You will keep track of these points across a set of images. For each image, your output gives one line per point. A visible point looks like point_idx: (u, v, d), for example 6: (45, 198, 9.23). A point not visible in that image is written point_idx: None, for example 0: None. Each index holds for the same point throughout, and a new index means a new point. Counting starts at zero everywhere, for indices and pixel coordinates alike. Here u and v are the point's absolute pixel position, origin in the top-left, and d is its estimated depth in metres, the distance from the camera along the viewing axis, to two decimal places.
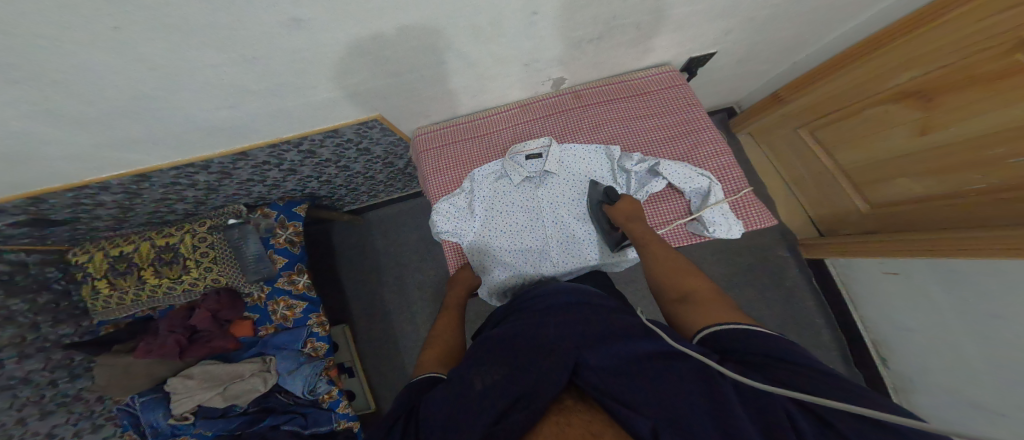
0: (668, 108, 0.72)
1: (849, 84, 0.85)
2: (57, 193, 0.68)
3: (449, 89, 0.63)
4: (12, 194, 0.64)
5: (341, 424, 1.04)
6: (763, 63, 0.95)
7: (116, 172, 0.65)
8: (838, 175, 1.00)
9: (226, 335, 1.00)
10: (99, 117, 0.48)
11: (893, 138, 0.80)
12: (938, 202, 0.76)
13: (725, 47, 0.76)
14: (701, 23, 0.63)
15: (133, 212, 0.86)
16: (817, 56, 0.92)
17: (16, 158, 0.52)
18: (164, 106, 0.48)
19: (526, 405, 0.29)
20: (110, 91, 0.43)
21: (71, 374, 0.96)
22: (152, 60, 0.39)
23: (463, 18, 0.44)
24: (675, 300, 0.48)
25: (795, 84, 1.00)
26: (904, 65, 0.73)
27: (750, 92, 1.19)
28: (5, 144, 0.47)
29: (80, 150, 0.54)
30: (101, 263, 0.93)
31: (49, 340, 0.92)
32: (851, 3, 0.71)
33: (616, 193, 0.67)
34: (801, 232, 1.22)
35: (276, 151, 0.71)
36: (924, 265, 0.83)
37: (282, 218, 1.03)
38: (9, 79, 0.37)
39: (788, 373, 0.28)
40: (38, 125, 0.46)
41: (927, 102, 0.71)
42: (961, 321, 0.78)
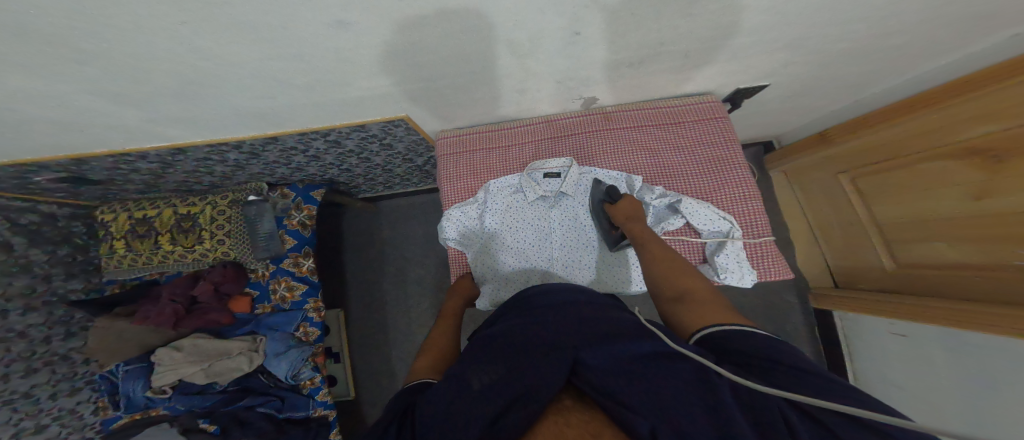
0: (701, 142, 0.70)
1: (912, 131, 0.79)
2: (98, 157, 0.70)
3: (482, 96, 0.63)
4: (60, 155, 0.67)
5: (318, 411, 1.04)
6: (820, 100, 0.91)
7: (156, 144, 0.67)
8: (871, 230, 0.95)
9: (222, 309, 1.01)
10: (152, 98, 0.50)
11: (943, 198, 0.75)
12: (976, 272, 0.72)
13: (777, 80, 0.73)
14: (754, 56, 0.61)
15: (164, 179, 0.89)
16: (886, 96, 0.86)
17: (69, 129, 0.56)
18: (211, 93, 0.50)
19: (524, 404, 0.27)
20: (165, 77, 0.45)
21: (68, 331, 1.00)
22: (208, 51, 0.40)
23: (505, 32, 0.44)
24: (672, 300, 0.47)
25: (850, 126, 0.94)
26: (970, 121, 0.67)
27: (795, 129, 1.15)
28: (63, 112, 0.50)
29: (127, 125, 0.58)
30: (123, 224, 0.97)
31: (56, 295, 0.97)
32: (909, 54, 0.68)
33: (618, 191, 0.66)
34: (816, 280, 1.18)
35: (305, 139, 0.73)
36: (936, 334, 0.80)
37: (299, 200, 1.04)
38: (83, 60, 0.39)
39: (787, 375, 0.28)
40: (93, 102, 0.49)
41: (987, 165, 0.65)
42: (961, 392, 0.74)
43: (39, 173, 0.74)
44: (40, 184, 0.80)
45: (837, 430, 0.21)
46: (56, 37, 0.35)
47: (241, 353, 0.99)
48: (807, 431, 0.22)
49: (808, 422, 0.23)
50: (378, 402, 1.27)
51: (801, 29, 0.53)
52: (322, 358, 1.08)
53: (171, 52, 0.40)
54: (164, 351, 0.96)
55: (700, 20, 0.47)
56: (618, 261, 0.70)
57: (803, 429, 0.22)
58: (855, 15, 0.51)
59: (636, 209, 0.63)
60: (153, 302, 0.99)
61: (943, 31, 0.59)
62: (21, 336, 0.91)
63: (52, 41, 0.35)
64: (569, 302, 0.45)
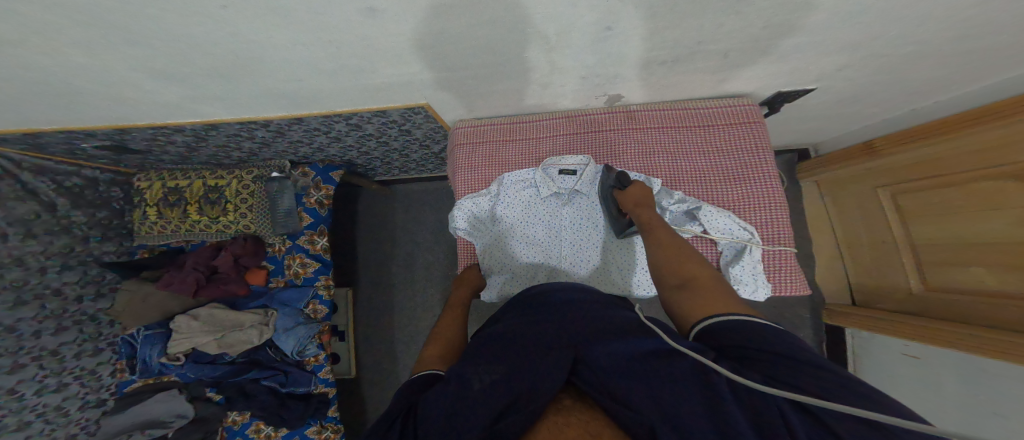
0: (728, 148, 0.68)
1: (969, 148, 0.73)
2: (139, 129, 0.73)
3: (506, 88, 0.63)
4: (105, 125, 0.70)
5: (319, 387, 1.09)
6: (863, 109, 0.86)
7: (191, 120, 0.70)
8: (904, 249, 0.91)
9: (239, 281, 1.05)
10: (190, 77, 0.52)
11: (991, 222, 0.70)
12: (1008, 301, 0.68)
13: (826, 84, 0.69)
14: (797, 60, 0.57)
15: (196, 152, 0.93)
16: (940, 108, 0.80)
17: (113, 102, 0.59)
18: (244, 75, 0.52)
19: (523, 407, 0.29)
20: (204, 59, 0.47)
21: (98, 291, 1.06)
22: (246, 34, 0.41)
23: (533, 24, 0.43)
24: (675, 287, 0.47)
25: (895, 136, 0.88)
26: None
27: (839, 135, 1.09)
28: (110, 86, 0.53)
29: (166, 102, 0.60)
30: (156, 192, 1.02)
31: (91, 255, 1.04)
32: (968, 66, 0.63)
33: (629, 178, 0.64)
34: (834, 297, 1.15)
35: (328, 121, 0.74)
36: (950, 364, 0.78)
37: (318, 179, 1.07)
38: (132, 40, 0.41)
39: (786, 367, 0.27)
40: (135, 78, 0.51)
41: None
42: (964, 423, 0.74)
43: (84, 140, 0.78)
44: (85, 150, 0.86)
45: (841, 431, 0.21)
46: (103, 14, 0.36)
47: (253, 327, 1.03)
48: (806, 430, 0.22)
49: (806, 419, 0.23)
50: (380, 381, 1.33)
51: (856, 32, 0.49)
52: (328, 336, 1.12)
53: (210, 34, 0.41)
54: (182, 319, 1.01)
55: (748, 18, 0.45)
56: (626, 266, 0.69)
57: (799, 424, 0.22)
58: (919, 20, 0.47)
59: (646, 196, 0.61)
60: (178, 268, 1.05)
61: (1012, 41, 0.54)
62: (56, 294, 0.98)
63: (103, 18, 0.37)
64: (569, 301, 0.45)
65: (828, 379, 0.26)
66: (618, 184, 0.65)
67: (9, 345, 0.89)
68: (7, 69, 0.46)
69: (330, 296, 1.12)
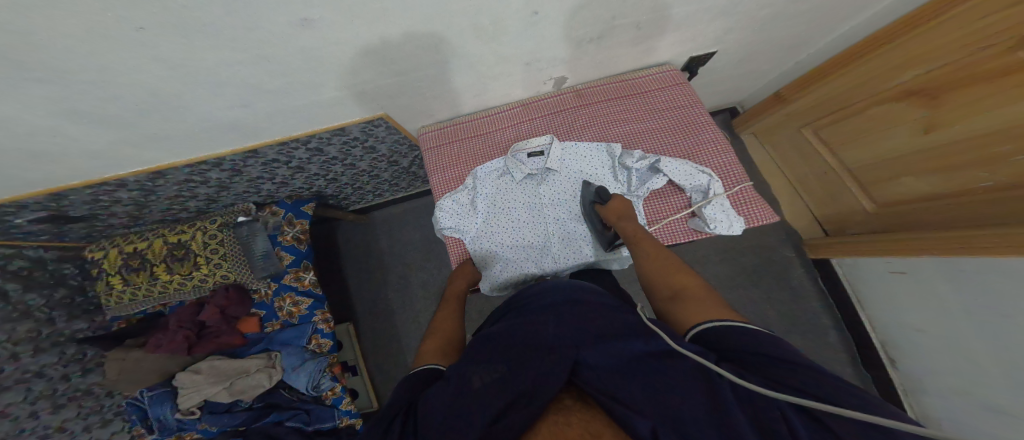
0: (670, 106, 0.72)
1: (855, 83, 0.84)
2: (76, 190, 0.70)
3: (451, 89, 0.64)
4: (37, 190, 0.67)
5: (344, 420, 1.04)
6: (767, 63, 0.94)
7: (134, 169, 0.67)
8: (844, 176, 0.99)
9: (232, 331, 1.02)
10: (127, 115, 0.50)
11: (897, 137, 0.79)
12: (946, 202, 0.75)
13: (725, 46, 0.75)
14: (701, 22, 0.62)
15: (149, 209, 0.88)
16: (822, 54, 0.91)
17: (46, 156, 0.56)
18: (181, 105, 0.50)
19: (527, 403, 0.29)
20: (133, 89, 0.45)
21: (83, 368, 1.00)
22: (175, 59, 0.40)
23: (466, 18, 0.45)
24: (668, 298, 0.48)
25: (801, 83, 0.98)
26: (909, 63, 0.72)
27: (753, 93, 1.19)
28: (36, 139, 0.50)
29: (100, 148, 0.57)
30: (115, 260, 0.95)
31: (62, 336, 0.96)
32: (846, 5, 0.71)
33: (607, 191, 0.68)
34: (807, 233, 1.21)
35: (286, 149, 0.73)
36: (932, 265, 0.82)
37: (290, 215, 1.04)
38: (42, 77, 0.39)
39: (779, 371, 0.28)
40: (58, 125, 0.48)
41: (933, 99, 0.69)
42: (973, 326, 0.76)
43: (19, 213, 0.73)
44: (23, 227, 0.79)
45: (840, 432, 0.22)
46: (8, 52, 0.34)
47: (260, 371, 0.98)
48: (807, 430, 0.23)
49: (806, 419, 0.24)
50: None
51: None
52: (339, 367, 1.08)
53: (140, 65, 0.40)
54: (184, 375, 0.96)
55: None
56: None
57: (799, 424, 0.23)
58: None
59: (629, 209, 0.64)
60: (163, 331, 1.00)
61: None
62: (40, 376, 0.90)
63: (14, 59, 0.35)
64: (553, 304, 0.44)
65: (829, 382, 0.26)
66: (597, 198, 0.69)
67: (9, 429, 0.84)
68: None
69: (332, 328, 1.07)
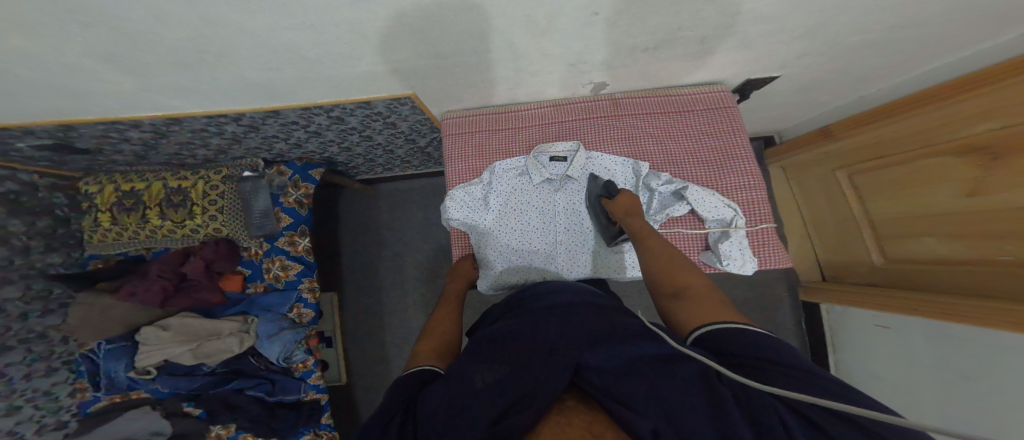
0: (710, 131, 0.70)
1: (905, 132, 0.81)
2: (87, 124, 0.67)
3: (490, 77, 0.62)
4: (46, 121, 0.64)
5: (309, 395, 1.04)
6: (825, 95, 0.91)
7: (150, 114, 0.64)
8: (864, 225, 0.97)
9: (212, 288, 0.99)
10: (158, 66, 0.48)
11: (936, 196, 0.77)
12: (960, 267, 0.75)
13: (790, 71, 0.72)
14: (773, 44, 0.59)
15: (157, 151, 0.85)
16: (890, 93, 0.86)
17: (69, 95, 0.54)
18: (214, 63, 0.48)
19: (526, 406, 0.27)
20: (169, 43, 0.43)
21: (46, 308, 0.97)
22: (218, 18, 0.38)
23: (520, 10, 0.42)
24: (669, 295, 0.48)
25: (850, 122, 0.93)
26: (967, 120, 0.68)
27: (799, 123, 1.16)
28: (60, 77, 0.48)
29: (127, 94, 0.56)
30: (109, 197, 0.93)
31: (35, 268, 0.94)
32: (920, 50, 0.67)
33: (616, 187, 0.67)
34: (807, 275, 1.22)
35: (308, 114, 0.70)
36: (918, 327, 0.83)
37: (296, 178, 1.02)
38: (88, 25, 0.38)
39: (785, 378, 0.28)
40: (86, 66, 0.46)
41: (991, 161, 0.65)
42: (938, 377, 0.77)
43: (24, 139, 0.71)
44: (25, 151, 0.77)
45: (832, 431, 0.22)
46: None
47: (231, 335, 0.97)
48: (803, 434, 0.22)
49: (805, 426, 0.23)
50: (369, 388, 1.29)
51: (843, 9, 0.50)
52: (316, 341, 1.08)
53: (181, 19, 0.38)
54: (150, 331, 0.95)
55: (722, 6, 0.46)
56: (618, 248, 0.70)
57: (799, 430, 0.23)
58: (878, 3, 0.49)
59: (635, 205, 0.63)
60: (141, 277, 0.97)
61: (967, 24, 0.57)
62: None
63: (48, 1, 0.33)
64: (557, 305, 0.44)
65: (827, 387, 0.26)
66: (604, 192, 0.69)
67: None
68: None
69: (316, 299, 1.07)
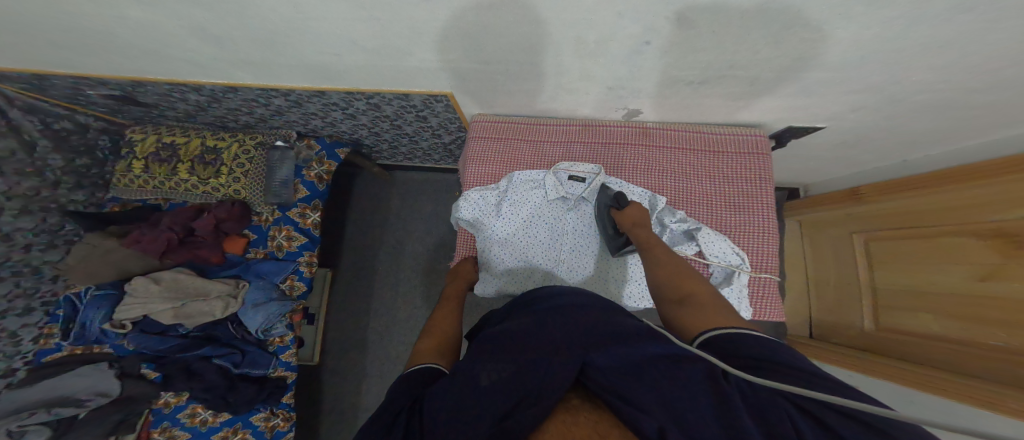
0: (736, 176, 0.71)
1: (934, 206, 0.80)
2: (157, 83, 0.72)
3: (537, 88, 0.63)
4: (120, 75, 0.70)
5: (277, 371, 1.04)
6: (867, 152, 0.90)
7: (213, 80, 0.69)
8: (865, 290, 0.97)
9: (214, 247, 1.01)
10: (233, 37, 0.52)
11: (946, 274, 0.76)
12: (946, 345, 0.74)
13: (838, 124, 0.72)
14: (826, 94, 0.60)
15: (205, 111, 0.89)
16: (936, 161, 0.84)
17: (145, 52, 0.60)
18: (283, 42, 0.52)
19: (533, 403, 0.28)
20: (250, 18, 0.47)
21: (51, 242, 0.98)
22: (302, 2, 0.42)
23: (576, 30, 0.45)
24: (674, 302, 0.49)
25: (881, 187, 0.93)
26: (998, 206, 0.66)
27: (830, 179, 1.16)
28: (142, 34, 0.53)
29: (198, 61, 0.61)
30: (149, 146, 0.98)
31: (56, 203, 0.98)
32: (962, 125, 0.68)
33: (626, 200, 0.68)
34: (796, 329, 1.21)
35: (349, 98, 0.73)
36: (887, 392, 0.83)
37: (323, 154, 1.06)
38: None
39: (793, 380, 0.29)
40: (179, 35, 0.53)
41: (1007, 249, 0.64)
42: None
43: (94, 87, 0.77)
44: (90, 97, 0.83)
45: (840, 430, 0.23)
46: None
47: (219, 298, 0.98)
48: (812, 431, 0.23)
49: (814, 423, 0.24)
50: (343, 371, 1.30)
51: (896, 69, 0.50)
52: (298, 317, 1.10)
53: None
54: (140, 282, 0.95)
55: (783, 49, 0.47)
56: (619, 276, 0.72)
57: (806, 427, 0.23)
58: (937, 67, 0.49)
59: (644, 217, 0.64)
60: (151, 226, 1.00)
61: (1009, 103, 0.58)
62: (4, 239, 0.91)
63: None
64: (561, 306, 0.44)
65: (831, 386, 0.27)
66: (614, 202, 0.69)
67: None
68: (59, 2, 0.47)
69: (311, 274, 1.09)
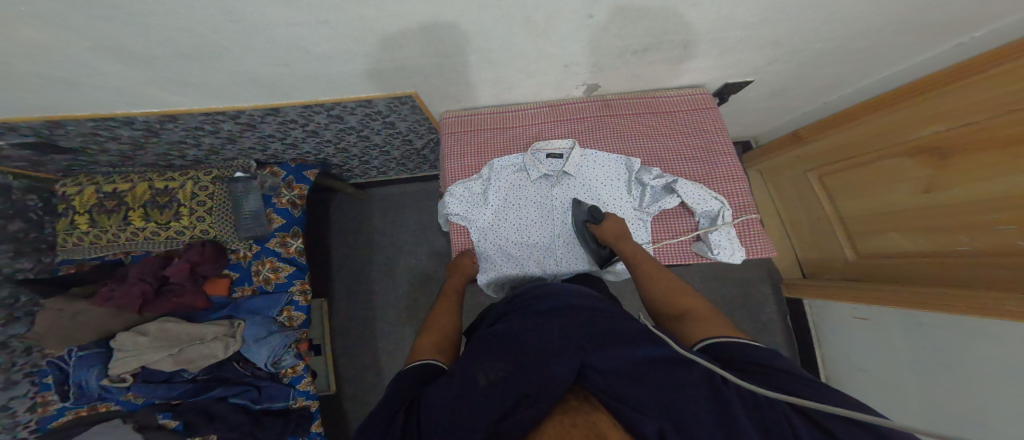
0: (696, 129, 0.74)
1: (863, 134, 0.86)
2: (78, 121, 0.65)
3: (469, 81, 0.63)
4: (34, 116, 0.62)
5: (297, 402, 1.00)
6: (794, 100, 0.96)
7: (148, 110, 0.64)
8: (835, 225, 1.03)
9: (197, 292, 0.94)
10: (162, 57, 0.48)
11: (895, 193, 0.83)
12: (924, 258, 0.81)
13: (761, 77, 0.76)
14: (748, 50, 0.63)
15: (145, 150, 0.83)
16: (848, 99, 0.91)
17: (62, 87, 0.54)
18: (224, 56, 0.49)
19: (532, 404, 0.27)
20: (178, 33, 0.43)
21: (10, 316, 0.88)
22: (238, 12, 0.39)
23: (523, 11, 0.44)
24: (672, 317, 0.48)
25: (816, 126, 0.98)
26: (922, 122, 0.73)
27: (770, 129, 1.22)
28: (60, 66, 0.48)
29: (128, 87, 0.56)
30: (88, 198, 0.89)
31: (2, 274, 0.87)
32: (881, 58, 0.74)
33: (601, 211, 0.67)
34: (788, 272, 1.27)
35: (308, 112, 0.70)
36: (894, 321, 0.88)
37: (290, 179, 1.00)
38: (103, 15, 0.39)
39: (788, 381, 0.30)
40: (94, 58, 0.47)
41: (941, 160, 0.71)
42: (913, 365, 0.83)
43: (5, 136, 0.68)
44: (5, 149, 0.74)
45: (835, 429, 0.24)
46: None
47: (217, 339, 0.92)
48: (807, 431, 0.24)
49: (809, 425, 0.25)
50: (360, 395, 1.26)
51: (825, 12, 0.53)
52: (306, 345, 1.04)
53: (194, 13, 0.39)
54: (127, 336, 0.88)
55: (705, 10, 0.49)
56: None
57: (802, 428, 0.25)
58: (859, 5, 0.52)
59: (624, 228, 0.65)
60: (119, 281, 0.91)
61: (916, 35, 0.64)
62: None
63: None
64: (554, 308, 0.44)
65: (814, 387, 0.29)
66: (590, 217, 0.69)
67: None
68: None
69: (307, 302, 1.03)
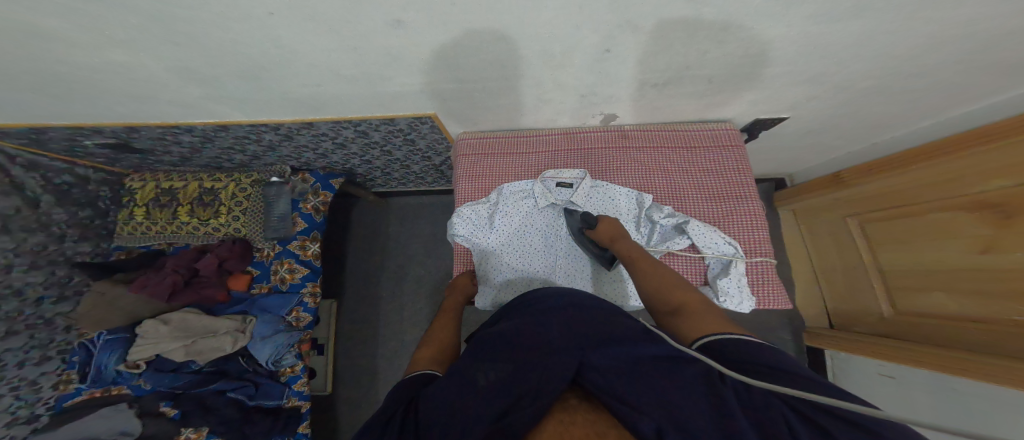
0: (716, 168, 0.73)
1: (918, 182, 0.80)
2: (149, 127, 0.75)
3: (516, 102, 0.66)
4: (115, 122, 0.72)
5: (291, 401, 1.02)
6: (837, 139, 0.92)
7: (203, 120, 0.72)
8: (872, 275, 0.95)
9: (219, 285, 1.01)
10: (217, 76, 0.55)
11: (946, 251, 0.75)
12: (970, 324, 0.72)
13: (799, 114, 0.74)
14: (783, 86, 0.62)
15: (201, 154, 0.94)
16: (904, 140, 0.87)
17: (137, 99, 0.63)
18: (269, 78, 0.55)
19: (529, 402, 0.27)
20: (234, 58, 0.50)
21: (60, 294, 0.99)
22: (281, 39, 0.45)
23: (539, 43, 0.47)
24: (669, 313, 0.46)
25: (863, 168, 0.92)
26: (983, 176, 0.67)
27: (810, 167, 1.17)
28: (137, 81, 0.57)
29: (188, 101, 0.64)
30: (149, 192, 1.01)
31: (63, 256, 0.99)
32: (927, 100, 0.70)
33: (594, 217, 0.68)
34: (813, 321, 1.17)
35: (337, 127, 0.76)
36: (929, 379, 0.79)
37: (318, 186, 1.08)
38: (175, 41, 0.46)
39: (790, 382, 0.28)
40: (165, 77, 0.56)
41: (1001, 218, 0.64)
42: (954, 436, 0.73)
43: (90, 137, 0.80)
44: (90, 148, 0.86)
45: (836, 431, 0.22)
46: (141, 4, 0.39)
47: (227, 334, 0.97)
48: (806, 429, 0.23)
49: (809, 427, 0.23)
50: (355, 401, 1.26)
51: (848, 54, 0.53)
52: (307, 346, 1.07)
53: (252, 42, 0.46)
54: (150, 324, 0.94)
55: (731, 47, 0.50)
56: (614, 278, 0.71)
57: (800, 427, 0.23)
58: (889, 48, 0.51)
59: (620, 230, 0.63)
60: (155, 271, 1.00)
61: (957, 79, 0.61)
62: (15, 294, 0.90)
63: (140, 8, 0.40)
64: (554, 308, 0.43)
65: (816, 387, 0.27)
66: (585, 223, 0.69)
67: None
68: (56, 63, 0.50)
69: (316, 304, 1.08)
